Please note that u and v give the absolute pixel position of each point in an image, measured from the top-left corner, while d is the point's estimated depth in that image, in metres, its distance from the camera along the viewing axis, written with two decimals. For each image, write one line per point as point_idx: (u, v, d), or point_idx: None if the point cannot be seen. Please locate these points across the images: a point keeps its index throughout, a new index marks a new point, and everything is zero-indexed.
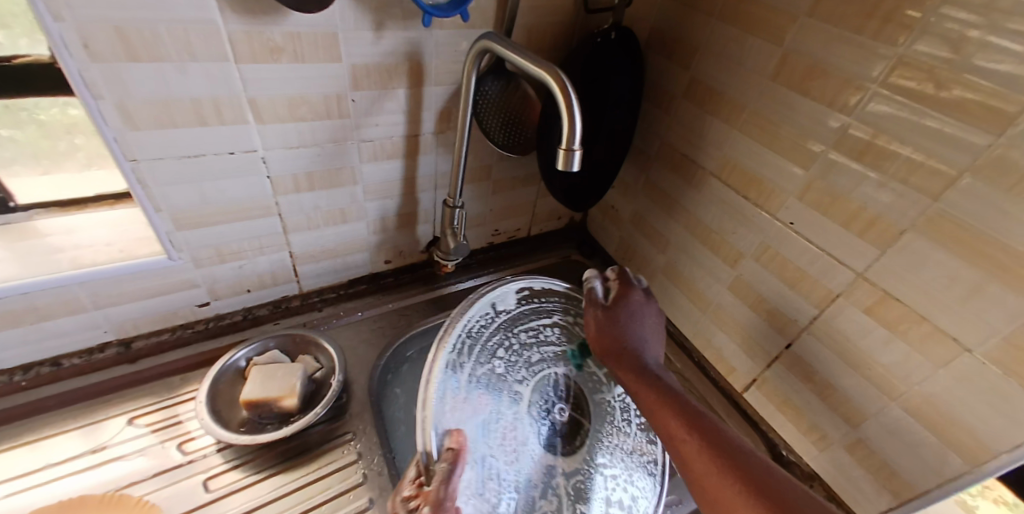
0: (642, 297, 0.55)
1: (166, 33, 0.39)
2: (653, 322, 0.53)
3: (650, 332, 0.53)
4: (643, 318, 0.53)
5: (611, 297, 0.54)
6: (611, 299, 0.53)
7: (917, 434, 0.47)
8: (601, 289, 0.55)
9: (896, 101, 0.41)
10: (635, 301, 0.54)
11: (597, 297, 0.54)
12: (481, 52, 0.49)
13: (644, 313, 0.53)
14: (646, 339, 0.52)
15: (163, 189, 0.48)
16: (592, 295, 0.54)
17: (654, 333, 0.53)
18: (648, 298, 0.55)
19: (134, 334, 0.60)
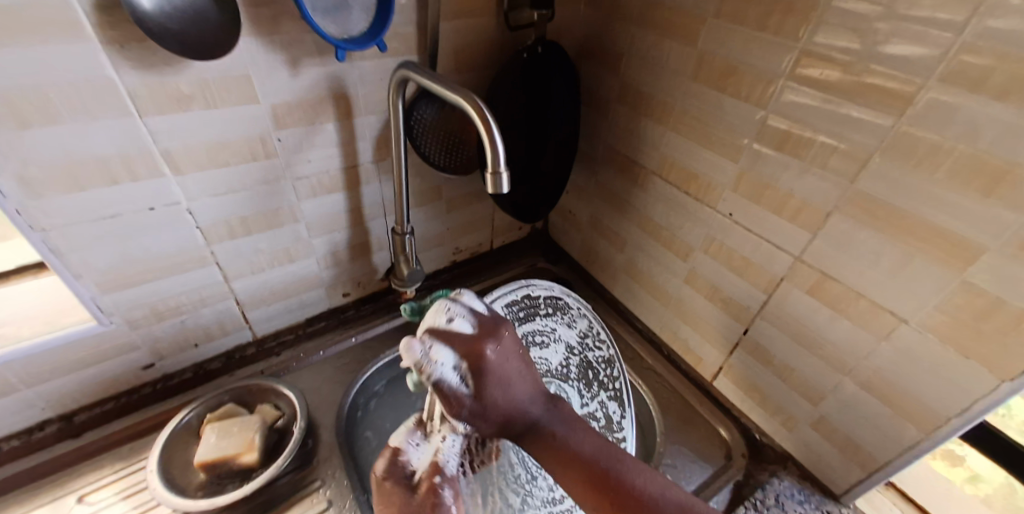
0: (492, 352, 0.37)
1: (57, 96, 0.37)
2: (517, 365, 0.40)
3: (521, 378, 0.40)
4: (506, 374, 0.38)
5: (469, 380, 0.37)
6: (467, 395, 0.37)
7: (872, 406, 0.48)
8: (450, 382, 0.36)
9: (805, 91, 0.42)
10: (492, 378, 0.37)
11: (450, 389, 0.36)
12: (402, 81, 0.48)
13: (505, 366, 0.38)
14: (524, 394, 0.40)
15: (83, 254, 0.45)
16: (450, 394, 0.36)
17: (522, 373, 0.40)
18: (491, 353, 0.37)
19: (75, 407, 0.57)
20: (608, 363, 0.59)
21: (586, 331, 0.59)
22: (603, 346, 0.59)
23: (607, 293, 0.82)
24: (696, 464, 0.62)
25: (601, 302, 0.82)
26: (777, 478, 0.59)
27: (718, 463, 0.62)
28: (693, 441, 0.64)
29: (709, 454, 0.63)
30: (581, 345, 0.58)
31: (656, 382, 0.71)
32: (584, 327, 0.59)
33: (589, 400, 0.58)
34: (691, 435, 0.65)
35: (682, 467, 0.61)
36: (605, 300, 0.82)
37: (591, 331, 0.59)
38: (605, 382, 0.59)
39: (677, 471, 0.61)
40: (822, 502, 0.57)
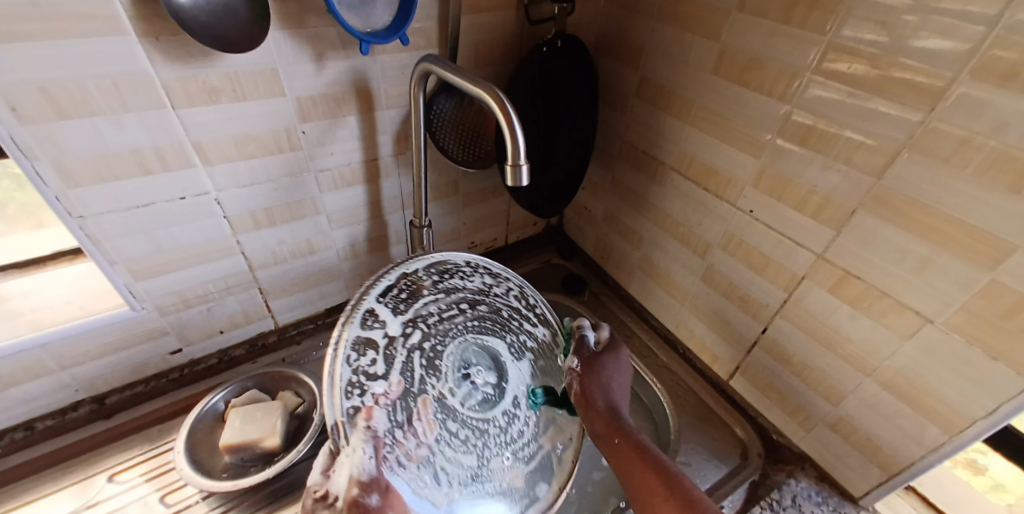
0: (614, 354, 0.49)
1: (96, 88, 0.38)
2: (626, 375, 0.48)
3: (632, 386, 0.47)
4: (616, 369, 0.47)
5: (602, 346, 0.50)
6: (589, 358, 0.47)
7: (893, 407, 0.47)
8: (588, 341, 0.49)
9: (831, 86, 0.42)
10: (611, 359, 0.48)
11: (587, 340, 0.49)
12: (423, 75, 0.49)
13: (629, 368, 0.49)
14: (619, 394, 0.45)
15: (116, 241, 0.47)
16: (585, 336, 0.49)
17: (625, 382, 0.47)
18: (622, 353, 0.49)
19: (107, 390, 0.59)
20: (530, 305, 0.51)
21: (499, 280, 0.51)
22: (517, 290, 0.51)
23: (623, 289, 0.82)
24: (711, 463, 0.61)
25: (617, 298, 0.82)
26: (793, 478, 0.59)
27: (733, 461, 0.61)
28: (708, 439, 0.64)
29: (724, 453, 0.63)
30: (500, 296, 0.50)
31: (670, 378, 0.71)
32: (492, 273, 0.51)
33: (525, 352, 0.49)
34: (707, 432, 0.65)
35: (697, 465, 0.61)
36: (621, 296, 0.82)
37: (500, 277, 0.51)
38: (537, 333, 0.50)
39: (693, 470, 0.61)
40: (840, 504, 0.56)
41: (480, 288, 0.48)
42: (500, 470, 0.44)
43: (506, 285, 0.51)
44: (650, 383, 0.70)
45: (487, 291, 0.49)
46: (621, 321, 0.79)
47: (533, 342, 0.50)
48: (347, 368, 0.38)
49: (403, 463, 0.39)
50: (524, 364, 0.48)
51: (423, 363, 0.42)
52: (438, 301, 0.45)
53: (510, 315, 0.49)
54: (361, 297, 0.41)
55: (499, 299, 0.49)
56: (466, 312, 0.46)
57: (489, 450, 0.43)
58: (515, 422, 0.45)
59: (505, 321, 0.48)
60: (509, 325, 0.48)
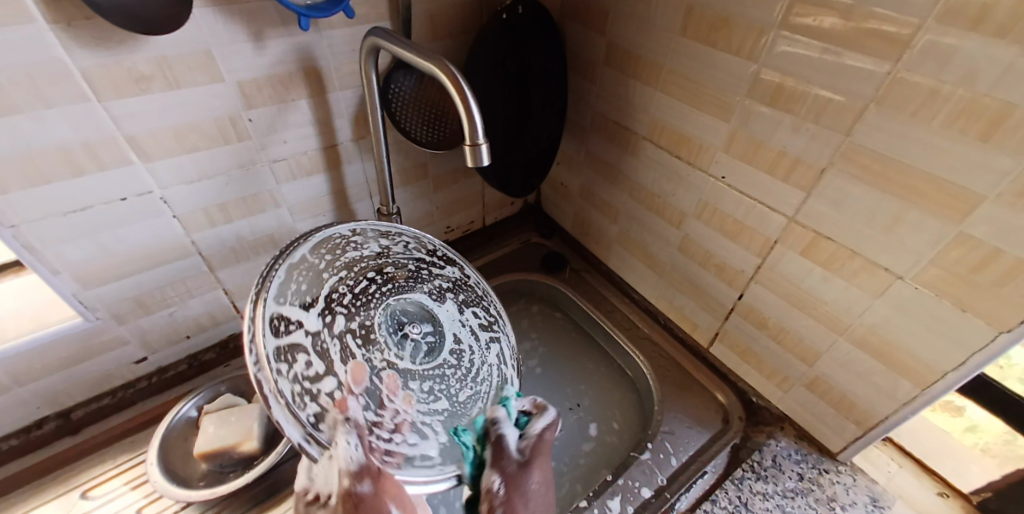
0: (535, 474, 0.40)
1: (8, 83, 0.35)
2: (540, 508, 0.39)
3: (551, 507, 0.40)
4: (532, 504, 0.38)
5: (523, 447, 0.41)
6: (508, 481, 0.39)
7: (867, 364, 0.48)
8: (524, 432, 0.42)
9: (799, 41, 0.40)
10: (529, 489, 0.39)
11: (507, 446, 0.40)
12: (373, 51, 0.46)
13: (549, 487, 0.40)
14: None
15: (57, 249, 0.44)
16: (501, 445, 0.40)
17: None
18: (537, 478, 0.40)
19: (72, 404, 0.56)
20: (427, 246, 0.52)
21: (391, 236, 0.49)
22: (406, 237, 0.50)
23: (603, 264, 0.81)
24: (693, 430, 0.62)
25: (597, 273, 0.81)
26: (773, 439, 0.60)
27: (715, 426, 0.62)
28: (691, 407, 0.65)
29: (706, 419, 0.63)
30: (396, 253, 0.49)
31: (652, 350, 0.71)
32: (380, 232, 0.49)
33: (442, 290, 0.49)
34: (688, 400, 0.65)
35: (679, 433, 0.62)
36: (601, 271, 0.81)
37: (390, 232, 0.49)
38: (448, 272, 0.51)
39: (676, 439, 0.61)
40: (818, 460, 0.58)
41: (373, 251, 0.47)
42: (472, 400, 0.43)
43: (396, 239, 0.50)
44: (632, 355, 0.71)
45: (382, 249, 0.48)
46: (603, 296, 0.79)
47: (444, 279, 0.50)
48: (283, 378, 0.34)
49: (392, 437, 0.38)
50: (451, 302, 0.49)
51: (358, 343, 0.40)
52: (337, 278, 0.43)
53: (413, 264, 0.49)
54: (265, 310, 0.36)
55: (398, 253, 0.49)
56: (368, 278, 0.45)
57: (456, 391, 0.43)
58: (467, 353, 0.46)
59: (409, 271, 0.48)
60: (420, 275, 0.49)
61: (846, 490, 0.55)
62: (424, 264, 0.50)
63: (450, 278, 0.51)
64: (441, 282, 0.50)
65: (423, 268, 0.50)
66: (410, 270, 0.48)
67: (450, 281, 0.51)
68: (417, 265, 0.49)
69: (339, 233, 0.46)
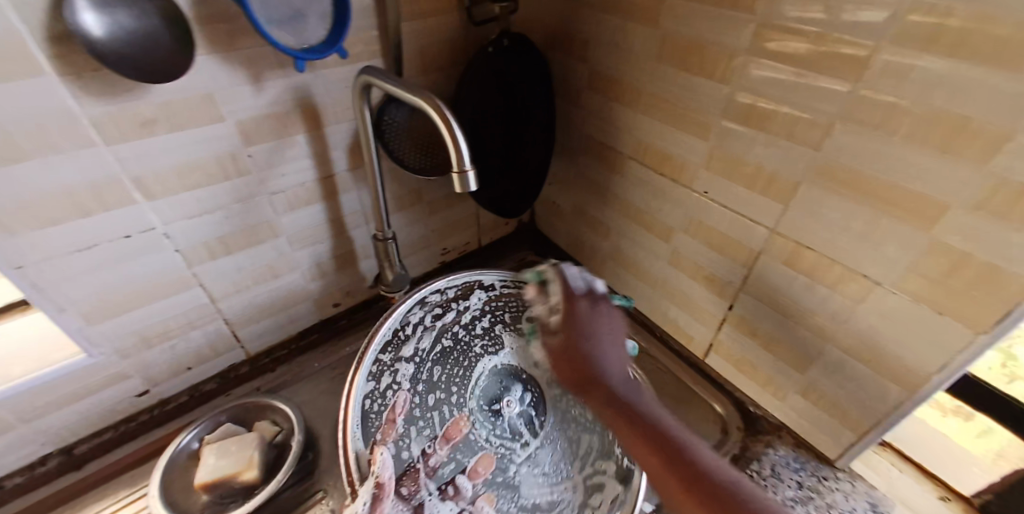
0: (586, 302, 0.49)
1: (18, 131, 0.36)
2: (604, 328, 0.48)
3: (610, 341, 0.48)
4: (591, 329, 0.48)
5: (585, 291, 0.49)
6: (563, 324, 0.49)
7: (856, 369, 0.49)
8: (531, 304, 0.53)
9: (768, 64, 0.42)
10: (585, 310, 0.48)
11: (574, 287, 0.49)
12: (365, 87, 0.48)
13: (607, 321, 0.48)
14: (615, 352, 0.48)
15: (63, 288, 0.45)
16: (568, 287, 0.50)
17: (608, 340, 0.48)
18: (605, 307, 0.49)
19: (74, 440, 0.57)
20: (443, 298, 0.56)
21: (417, 318, 0.54)
22: (425, 302, 0.55)
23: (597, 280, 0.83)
24: None
25: None
26: (771, 448, 0.60)
27: (714, 438, 0.63)
28: (689, 419, 0.65)
29: (705, 431, 0.64)
30: (436, 330, 0.55)
31: (651, 365, 0.72)
32: (406, 322, 0.53)
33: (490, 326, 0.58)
34: (687, 412, 0.66)
35: None
36: None
37: (415, 311, 0.54)
38: (477, 308, 0.58)
39: None
40: (817, 468, 0.58)
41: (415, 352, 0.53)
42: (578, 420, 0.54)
43: (423, 314, 0.54)
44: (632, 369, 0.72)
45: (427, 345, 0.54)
46: None
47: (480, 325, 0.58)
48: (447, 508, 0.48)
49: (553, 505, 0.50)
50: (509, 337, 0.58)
51: (477, 422, 0.54)
52: (412, 404, 0.51)
53: (453, 345, 0.56)
54: (371, 483, 0.43)
55: (438, 338, 0.55)
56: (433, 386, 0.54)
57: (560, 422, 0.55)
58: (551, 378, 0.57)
59: (449, 356, 0.55)
60: (467, 333, 0.57)
61: (846, 497, 0.56)
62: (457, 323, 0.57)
63: (482, 308, 0.58)
64: (482, 321, 0.58)
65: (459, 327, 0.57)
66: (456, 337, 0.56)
67: (484, 317, 0.58)
68: (454, 328, 0.56)
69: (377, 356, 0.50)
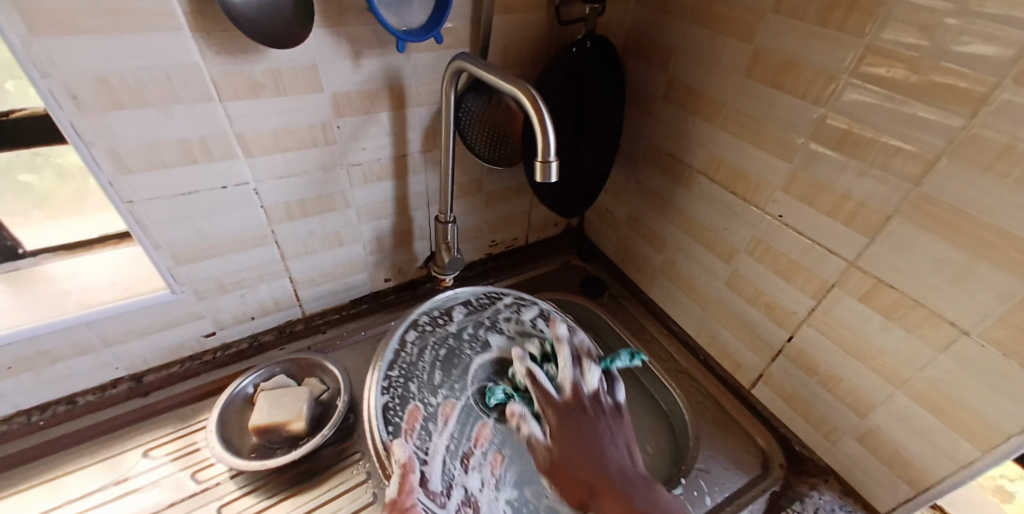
0: (596, 407, 0.52)
1: (149, 80, 0.40)
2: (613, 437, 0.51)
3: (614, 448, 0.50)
4: (594, 440, 0.50)
5: (567, 391, 0.53)
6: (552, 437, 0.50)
7: (925, 420, 0.46)
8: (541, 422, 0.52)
9: (869, 89, 0.41)
10: (576, 424, 0.51)
11: (552, 396, 0.52)
12: (456, 72, 0.50)
13: (600, 430, 0.51)
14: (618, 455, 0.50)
15: (161, 227, 0.50)
16: (547, 391, 0.53)
17: (615, 443, 0.51)
18: (606, 414, 0.52)
19: (145, 369, 0.62)
20: (421, 327, 0.61)
21: (398, 362, 0.56)
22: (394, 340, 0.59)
23: (643, 292, 0.82)
24: (730, 471, 0.61)
25: (637, 301, 0.82)
26: (816, 490, 0.57)
27: (753, 470, 0.61)
28: (727, 446, 0.63)
29: (743, 462, 0.62)
30: (423, 360, 0.57)
31: (689, 384, 0.71)
32: (396, 370, 0.56)
33: (475, 335, 0.61)
34: (724, 439, 0.64)
35: (715, 472, 0.60)
36: (641, 299, 0.82)
37: (396, 357, 0.57)
38: (443, 331, 0.61)
39: (710, 477, 0.60)
40: None
41: (414, 364, 0.56)
42: (565, 372, 0.55)
43: (405, 352, 0.58)
44: (668, 387, 0.71)
45: (415, 358, 0.57)
46: (640, 325, 0.79)
47: (468, 333, 0.61)
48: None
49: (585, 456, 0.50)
50: (496, 334, 0.61)
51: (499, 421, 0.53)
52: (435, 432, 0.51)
53: (450, 348, 0.59)
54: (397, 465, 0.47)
55: (432, 348, 0.59)
56: (434, 389, 0.54)
57: (555, 380, 0.55)
58: (539, 354, 0.59)
59: (451, 360, 0.58)
60: (453, 346, 0.59)
61: None
62: (444, 337, 0.60)
63: (458, 321, 0.62)
64: (461, 329, 0.61)
65: (443, 340, 0.60)
66: (444, 359, 0.58)
67: (461, 330, 0.61)
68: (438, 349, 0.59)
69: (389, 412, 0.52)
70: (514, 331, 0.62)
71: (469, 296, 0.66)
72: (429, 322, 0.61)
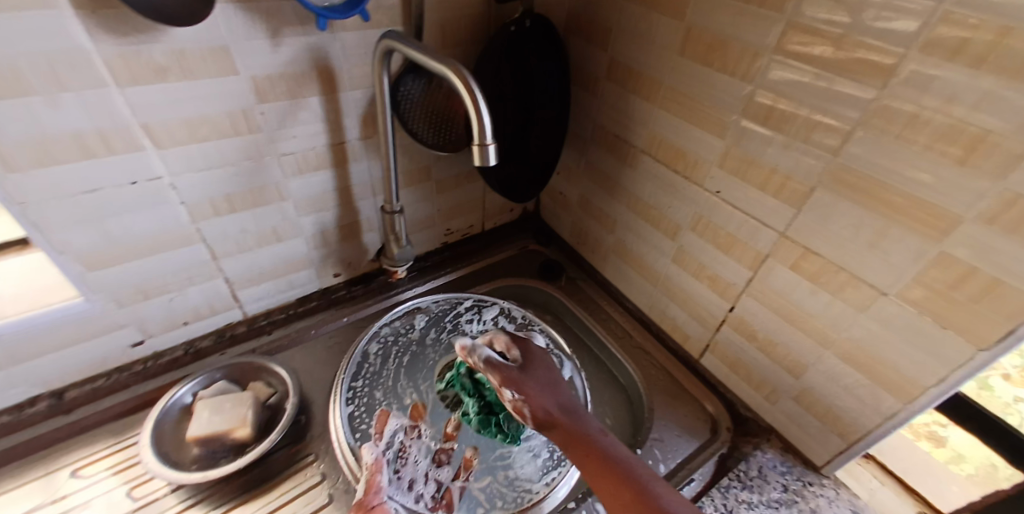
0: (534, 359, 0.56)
1: (28, 67, 0.36)
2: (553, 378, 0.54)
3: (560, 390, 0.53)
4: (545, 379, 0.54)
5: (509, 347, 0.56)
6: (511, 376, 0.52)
7: (852, 377, 0.49)
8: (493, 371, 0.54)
9: (790, 64, 0.42)
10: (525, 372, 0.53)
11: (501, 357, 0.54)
12: (386, 52, 0.48)
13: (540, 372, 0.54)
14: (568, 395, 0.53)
15: (63, 232, 0.45)
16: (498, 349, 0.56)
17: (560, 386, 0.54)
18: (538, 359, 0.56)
19: (65, 385, 0.57)
20: (393, 331, 0.68)
21: (373, 354, 0.64)
22: (367, 342, 0.65)
23: (597, 273, 0.83)
24: (682, 438, 0.63)
25: (592, 282, 0.83)
26: (759, 450, 0.60)
27: (703, 436, 0.63)
28: (680, 416, 0.65)
29: (695, 429, 0.64)
30: (392, 365, 0.64)
31: (645, 359, 0.72)
32: (363, 379, 0.62)
33: (440, 340, 0.68)
34: (678, 409, 0.66)
35: (669, 441, 0.62)
36: (596, 280, 0.83)
37: (369, 355, 0.64)
38: (409, 334, 0.68)
39: (664, 446, 0.62)
40: (803, 473, 0.58)
41: (378, 372, 0.62)
42: None
43: (380, 351, 0.65)
44: (625, 364, 0.72)
45: (379, 368, 0.63)
46: (597, 305, 0.80)
47: (433, 337, 0.68)
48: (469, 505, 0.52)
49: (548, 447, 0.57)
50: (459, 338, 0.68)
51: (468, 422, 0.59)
52: (408, 437, 0.57)
53: (415, 355, 0.66)
54: (364, 470, 0.51)
55: (396, 356, 0.65)
56: (401, 394, 0.61)
57: None
58: None
59: (415, 364, 0.65)
60: (419, 352, 0.66)
61: (830, 504, 0.55)
62: (411, 342, 0.67)
63: (424, 324, 0.69)
64: (424, 340, 0.68)
65: (407, 345, 0.66)
66: (407, 366, 0.64)
67: (425, 336, 0.68)
68: (404, 350, 0.66)
69: (354, 420, 0.57)
70: (477, 332, 0.69)
71: (431, 302, 0.72)
72: (397, 328, 0.68)
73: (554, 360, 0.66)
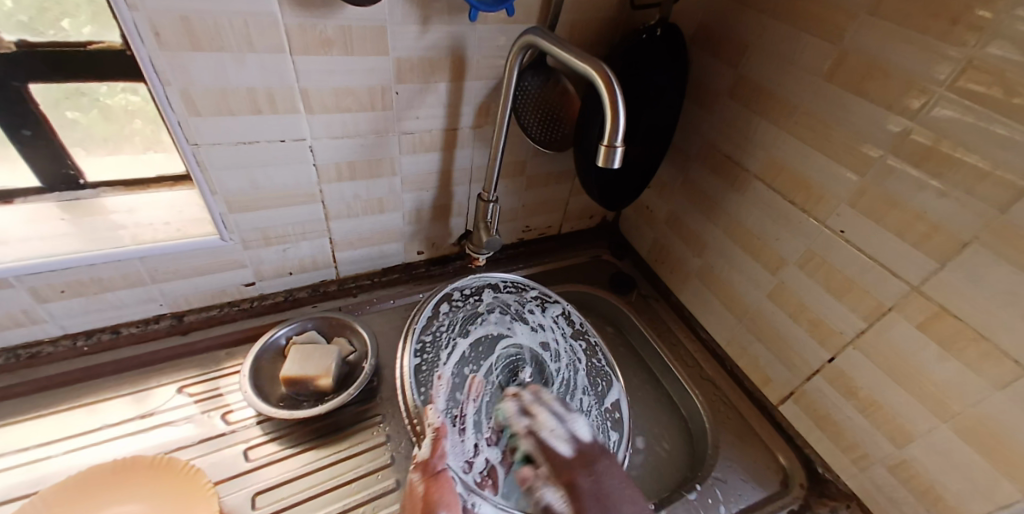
0: (622, 368, 0.62)
1: (229, 26, 0.41)
2: None
3: (652, 405, 0.59)
4: (634, 390, 0.60)
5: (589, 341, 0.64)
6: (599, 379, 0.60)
7: (967, 458, 0.44)
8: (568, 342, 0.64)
9: (963, 104, 0.38)
10: (619, 379, 0.61)
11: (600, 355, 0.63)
12: (525, 47, 0.49)
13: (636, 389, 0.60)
14: (635, 411, 0.58)
15: (220, 173, 0.51)
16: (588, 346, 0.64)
17: None
18: (632, 368, 0.63)
19: (186, 309, 0.64)
20: (468, 297, 0.64)
21: (444, 314, 0.60)
22: (447, 301, 0.62)
23: (672, 294, 0.80)
24: (748, 484, 0.60)
25: (665, 302, 0.80)
26: None
27: (772, 486, 0.59)
28: (748, 460, 0.62)
29: (763, 478, 0.60)
30: (462, 327, 0.60)
31: (713, 393, 0.69)
32: (430, 333, 0.57)
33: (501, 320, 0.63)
34: (746, 453, 0.63)
35: (732, 483, 0.59)
36: (669, 301, 0.80)
37: (440, 312, 0.60)
38: (485, 303, 0.64)
39: (727, 487, 0.59)
40: None
41: (448, 332, 0.58)
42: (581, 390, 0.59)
43: (452, 314, 0.61)
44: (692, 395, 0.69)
45: (449, 327, 0.59)
46: (669, 328, 0.77)
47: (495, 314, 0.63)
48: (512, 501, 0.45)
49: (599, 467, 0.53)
50: (520, 324, 0.63)
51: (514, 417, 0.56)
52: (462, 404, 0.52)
53: (477, 323, 0.61)
54: (432, 428, 0.47)
55: (464, 319, 0.61)
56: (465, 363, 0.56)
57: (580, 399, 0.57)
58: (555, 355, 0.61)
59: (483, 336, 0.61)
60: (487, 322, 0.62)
61: None
62: (483, 313, 0.63)
63: (493, 296, 0.65)
64: (493, 316, 0.63)
65: (478, 314, 0.62)
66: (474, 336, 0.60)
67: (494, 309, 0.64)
68: (472, 316, 0.62)
69: (417, 373, 0.53)
70: (538, 324, 0.64)
71: (501, 281, 0.68)
72: (473, 297, 0.64)
73: (603, 377, 0.61)
